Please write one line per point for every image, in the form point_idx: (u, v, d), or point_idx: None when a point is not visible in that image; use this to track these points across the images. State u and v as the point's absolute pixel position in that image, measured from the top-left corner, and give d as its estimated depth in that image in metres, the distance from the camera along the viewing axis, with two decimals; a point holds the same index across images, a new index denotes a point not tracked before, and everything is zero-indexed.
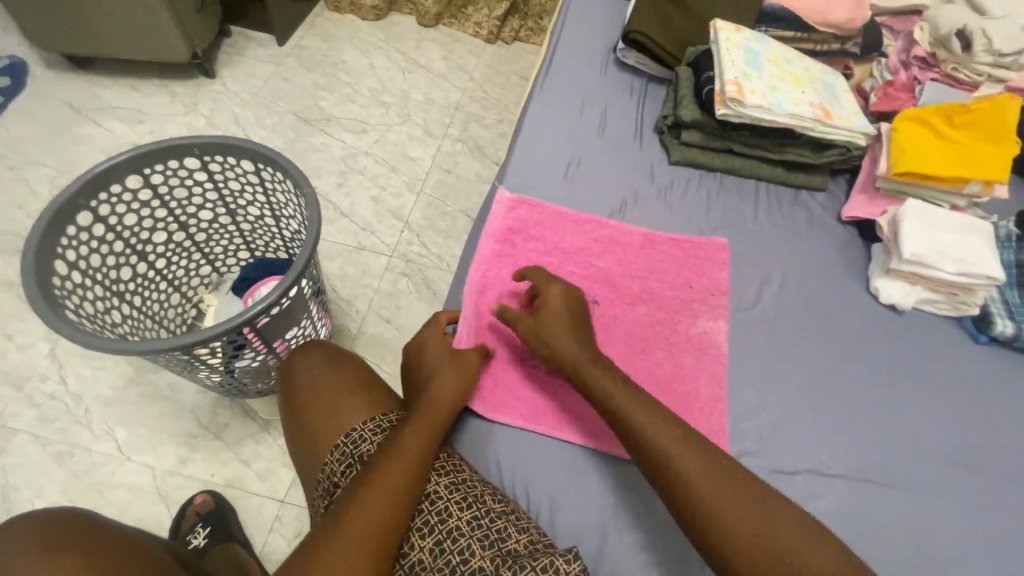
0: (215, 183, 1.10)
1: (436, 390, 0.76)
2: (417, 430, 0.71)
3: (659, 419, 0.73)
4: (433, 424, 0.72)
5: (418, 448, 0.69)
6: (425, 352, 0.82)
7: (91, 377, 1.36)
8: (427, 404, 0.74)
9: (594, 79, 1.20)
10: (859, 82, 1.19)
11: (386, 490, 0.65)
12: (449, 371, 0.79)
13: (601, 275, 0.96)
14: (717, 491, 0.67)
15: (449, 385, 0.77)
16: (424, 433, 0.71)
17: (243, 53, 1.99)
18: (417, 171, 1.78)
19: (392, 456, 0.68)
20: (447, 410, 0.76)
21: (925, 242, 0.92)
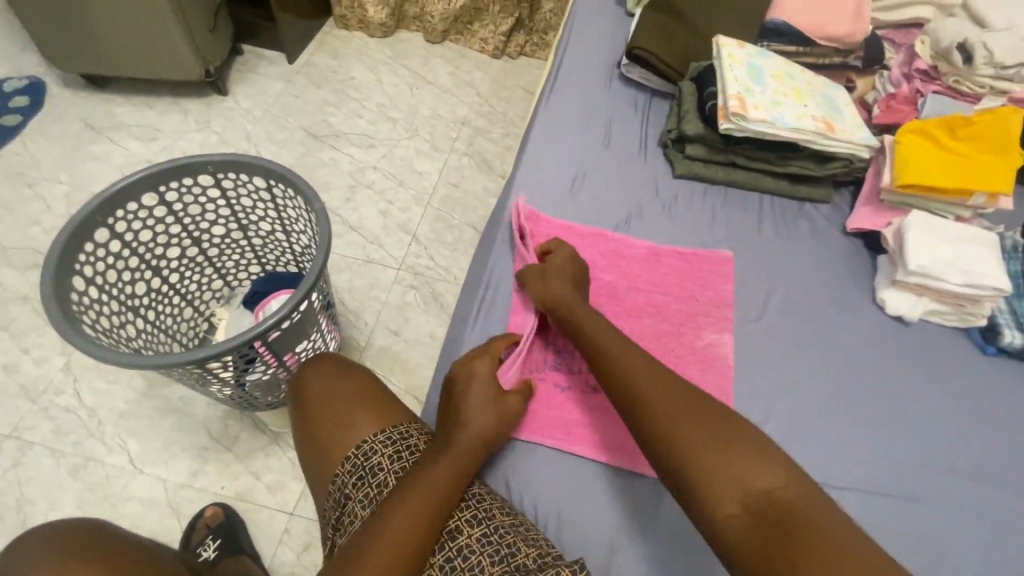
0: (227, 199, 1.13)
1: (475, 427, 0.74)
2: (451, 463, 0.69)
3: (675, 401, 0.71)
4: (472, 457, 0.71)
5: (450, 483, 0.67)
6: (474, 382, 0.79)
7: (106, 391, 1.38)
8: (465, 443, 0.72)
9: (599, 95, 1.22)
10: (862, 95, 1.22)
11: (410, 514, 0.64)
12: (494, 408, 0.77)
13: (606, 288, 0.97)
14: (717, 461, 0.65)
15: (491, 423, 0.76)
16: (456, 466, 0.69)
17: (254, 71, 2.04)
18: (424, 185, 1.80)
19: (425, 481, 0.66)
20: (481, 450, 0.73)
21: (931, 253, 0.92)
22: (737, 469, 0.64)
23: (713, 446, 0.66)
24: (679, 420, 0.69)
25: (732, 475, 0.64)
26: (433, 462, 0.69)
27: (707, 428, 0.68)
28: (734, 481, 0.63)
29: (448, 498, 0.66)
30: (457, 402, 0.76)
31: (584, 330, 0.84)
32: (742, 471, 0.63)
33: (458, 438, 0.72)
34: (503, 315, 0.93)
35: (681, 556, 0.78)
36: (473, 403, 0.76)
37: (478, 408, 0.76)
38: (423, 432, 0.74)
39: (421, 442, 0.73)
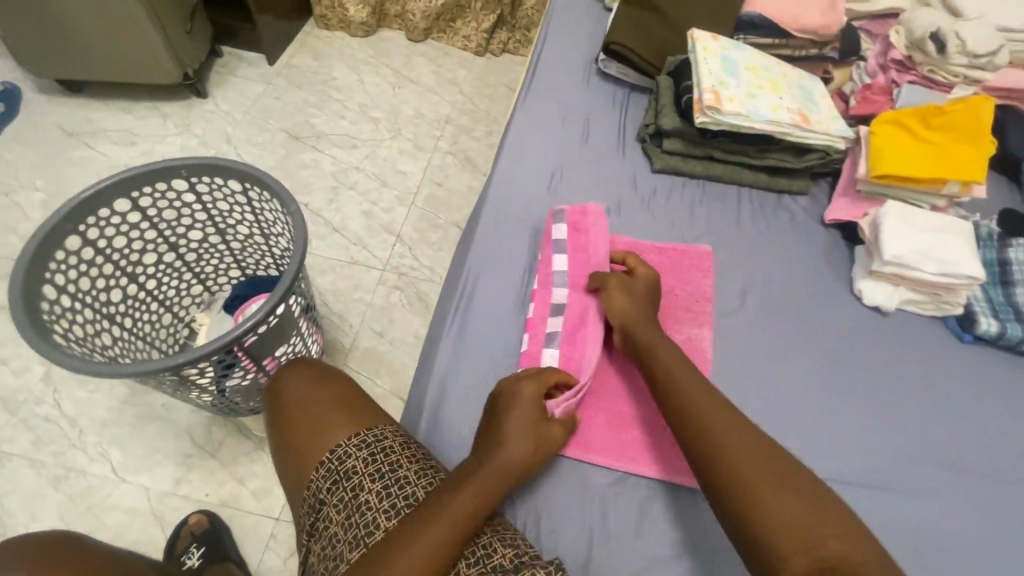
0: (203, 204, 1.12)
1: (513, 451, 0.71)
2: (482, 485, 0.67)
3: (712, 403, 0.73)
4: (498, 480, 0.68)
5: (479, 506, 0.65)
6: (515, 407, 0.75)
7: (87, 400, 1.36)
8: (499, 468, 0.69)
9: (577, 91, 1.22)
10: (840, 86, 1.23)
11: (433, 531, 0.61)
12: (530, 436, 0.73)
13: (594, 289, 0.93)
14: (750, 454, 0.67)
15: (524, 451, 0.72)
16: (486, 488, 0.67)
17: (234, 73, 2.01)
18: (408, 185, 1.79)
19: (445, 503, 0.63)
20: (513, 478, 0.70)
21: (906, 243, 0.93)
22: (781, 485, 0.64)
23: (760, 462, 0.67)
24: (727, 432, 0.70)
25: (774, 491, 0.64)
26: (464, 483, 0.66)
27: (755, 445, 0.69)
28: (773, 498, 0.63)
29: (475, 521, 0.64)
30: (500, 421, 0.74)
31: (654, 357, 0.80)
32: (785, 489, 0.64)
33: (492, 463, 0.70)
34: (482, 313, 0.92)
35: (664, 553, 0.77)
36: (516, 426, 0.73)
37: (520, 435, 0.73)
38: (398, 434, 0.71)
39: (396, 444, 0.70)
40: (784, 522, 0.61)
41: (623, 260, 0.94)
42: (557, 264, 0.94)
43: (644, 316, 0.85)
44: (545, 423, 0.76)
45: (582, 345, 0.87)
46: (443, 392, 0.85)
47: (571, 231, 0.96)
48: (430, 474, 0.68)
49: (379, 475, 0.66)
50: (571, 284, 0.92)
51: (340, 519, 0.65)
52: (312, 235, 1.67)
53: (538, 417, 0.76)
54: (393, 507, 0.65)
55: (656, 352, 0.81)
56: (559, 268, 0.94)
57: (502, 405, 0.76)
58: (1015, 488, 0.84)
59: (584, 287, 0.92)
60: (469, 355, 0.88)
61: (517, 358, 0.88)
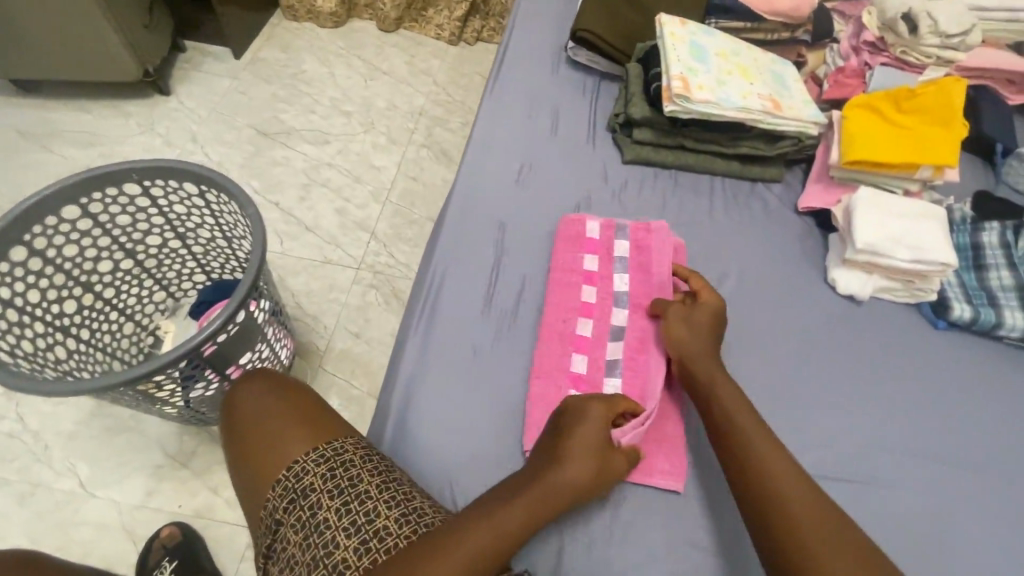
0: (160, 209, 1.07)
1: (574, 473, 0.69)
2: (528, 506, 0.66)
3: (750, 417, 0.74)
4: (544, 501, 0.67)
5: (517, 528, 0.64)
6: (583, 427, 0.72)
7: (53, 414, 1.31)
8: (555, 487, 0.68)
9: (546, 81, 1.18)
10: (813, 70, 1.20)
11: (460, 553, 0.60)
12: (589, 463, 0.70)
13: (638, 305, 0.90)
14: (774, 457, 0.70)
15: (580, 478, 0.69)
16: (530, 512, 0.65)
17: (198, 68, 1.95)
18: (382, 180, 1.74)
19: (483, 522, 0.63)
20: (569, 499, 0.69)
21: (878, 230, 0.91)
22: (791, 476, 0.68)
23: (773, 455, 0.70)
24: (747, 425, 0.73)
25: (790, 487, 0.67)
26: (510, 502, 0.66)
27: (770, 440, 0.72)
28: (783, 488, 0.67)
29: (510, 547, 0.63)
30: (566, 435, 0.72)
31: (715, 393, 0.77)
32: (793, 482, 0.68)
33: (549, 479, 0.68)
34: (450, 313, 0.89)
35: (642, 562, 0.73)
36: (582, 447, 0.70)
37: (584, 458, 0.70)
38: (359, 446, 0.70)
39: (356, 457, 0.69)
40: (808, 519, 0.64)
41: (687, 277, 0.91)
42: (618, 284, 0.92)
43: (710, 346, 0.82)
44: (608, 451, 0.72)
45: (645, 372, 0.84)
46: (409, 396, 0.82)
47: (633, 250, 0.95)
48: (391, 487, 0.67)
49: (339, 491, 0.65)
50: (632, 305, 0.90)
51: (298, 539, 0.64)
52: (284, 235, 1.62)
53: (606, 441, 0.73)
54: (352, 524, 0.63)
55: (717, 385, 0.78)
56: (620, 288, 0.92)
57: (567, 420, 0.73)
58: (991, 474, 0.83)
59: (645, 311, 0.89)
60: (436, 356, 0.85)
61: (487, 359, 0.86)
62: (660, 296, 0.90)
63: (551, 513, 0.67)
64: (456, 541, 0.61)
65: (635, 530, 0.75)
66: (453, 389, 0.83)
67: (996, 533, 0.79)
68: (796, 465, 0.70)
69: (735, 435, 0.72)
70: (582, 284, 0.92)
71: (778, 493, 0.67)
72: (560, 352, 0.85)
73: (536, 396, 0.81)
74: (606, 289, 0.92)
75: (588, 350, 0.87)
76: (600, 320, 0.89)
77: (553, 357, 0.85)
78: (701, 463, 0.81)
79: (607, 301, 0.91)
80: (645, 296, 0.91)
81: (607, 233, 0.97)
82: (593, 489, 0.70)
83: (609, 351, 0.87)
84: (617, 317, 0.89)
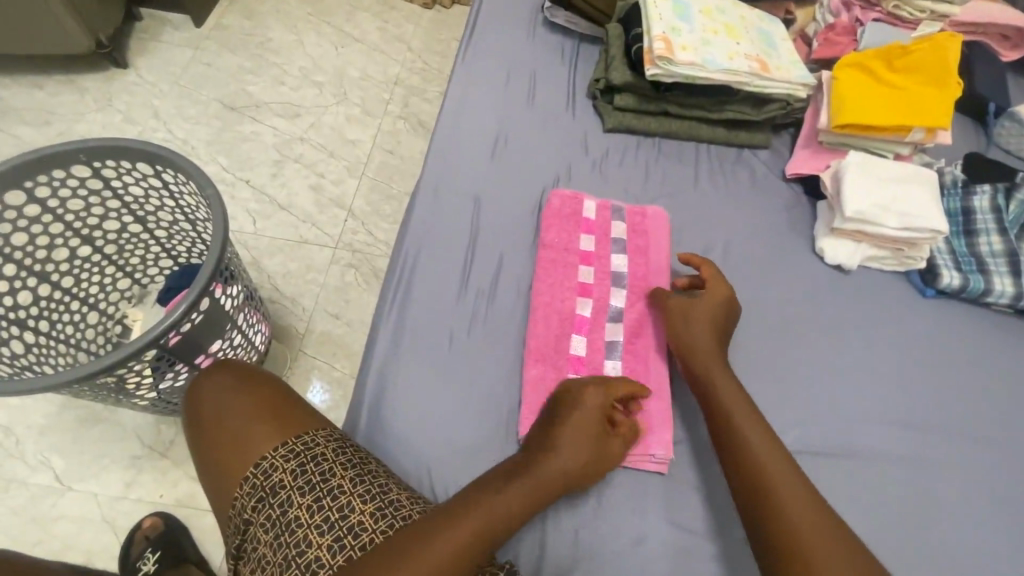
0: (114, 190, 1.01)
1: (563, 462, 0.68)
2: (512, 500, 0.65)
3: (747, 410, 0.74)
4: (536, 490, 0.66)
5: (506, 515, 0.64)
6: (580, 415, 0.72)
7: (22, 407, 1.24)
8: (542, 475, 0.67)
9: (523, 45, 1.12)
10: (803, 27, 1.14)
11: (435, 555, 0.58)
12: (583, 451, 0.69)
13: (636, 288, 0.88)
14: (769, 452, 0.70)
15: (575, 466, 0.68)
16: (514, 504, 0.65)
17: (157, 39, 1.83)
18: (358, 155, 1.66)
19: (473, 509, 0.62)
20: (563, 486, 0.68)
21: (868, 196, 0.88)
22: (785, 469, 0.68)
23: (768, 448, 0.70)
24: (744, 417, 0.73)
25: (784, 482, 0.67)
26: (495, 495, 0.64)
27: (767, 432, 0.72)
28: (780, 482, 0.67)
29: (489, 544, 0.62)
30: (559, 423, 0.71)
31: (712, 387, 0.76)
32: (786, 475, 0.68)
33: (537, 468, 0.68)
34: (424, 295, 0.86)
35: (631, 542, 0.72)
36: (571, 435, 0.70)
37: (573, 447, 0.69)
38: (331, 438, 0.68)
39: (328, 451, 0.66)
40: (803, 516, 0.65)
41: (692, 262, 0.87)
42: (615, 263, 0.90)
43: (717, 337, 0.81)
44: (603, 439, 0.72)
45: (645, 358, 0.82)
46: (382, 383, 0.79)
47: (630, 232, 0.92)
48: (367, 481, 0.64)
49: (310, 487, 0.63)
50: (631, 286, 0.88)
51: (268, 539, 0.61)
52: (257, 215, 1.54)
53: (600, 427, 0.71)
54: (325, 522, 0.61)
55: (712, 378, 0.76)
56: (618, 269, 0.89)
57: (564, 407, 0.73)
58: (978, 443, 0.83)
59: (642, 293, 0.87)
60: (411, 338, 0.82)
61: (466, 342, 0.83)
62: (657, 280, 0.89)
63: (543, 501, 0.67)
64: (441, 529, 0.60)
65: (621, 510, 0.74)
66: (431, 375, 0.80)
67: (984, 501, 0.79)
68: (789, 458, 0.71)
69: (732, 427, 0.72)
70: (578, 265, 0.89)
71: (772, 485, 0.67)
72: (559, 334, 0.83)
73: (537, 381, 0.79)
74: (603, 269, 0.89)
75: (586, 331, 0.84)
76: (598, 301, 0.87)
77: (551, 339, 0.82)
78: (685, 440, 0.80)
79: (606, 281, 0.88)
80: (643, 282, 0.88)
81: (603, 213, 0.93)
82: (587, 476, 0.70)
83: (607, 332, 0.85)
84: (613, 298, 0.87)
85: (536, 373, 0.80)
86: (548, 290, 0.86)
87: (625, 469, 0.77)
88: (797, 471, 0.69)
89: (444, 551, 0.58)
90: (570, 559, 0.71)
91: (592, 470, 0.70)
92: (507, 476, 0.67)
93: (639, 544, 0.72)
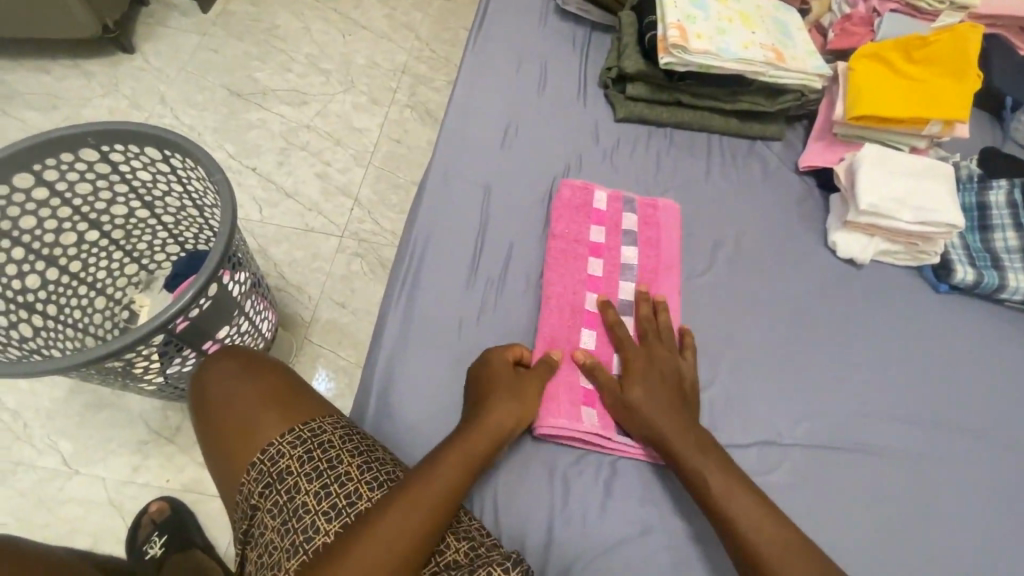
0: (122, 175, 1.01)
1: (478, 429, 0.68)
2: (442, 484, 0.62)
3: (679, 422, 0.72)
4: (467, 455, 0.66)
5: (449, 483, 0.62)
6: (490, 377, 0.74)
7: (29, 391, 1.25)
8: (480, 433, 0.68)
9: (534, 32, 1.11)
10: (818, 17, 1.12)
11: (378, 553, 0.56)
12: (505, 400, 0.71)
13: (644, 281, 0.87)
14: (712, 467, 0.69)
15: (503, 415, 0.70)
16: (446, 484, 0.62)
17: (163, 24, 1.82)
18: (365, 143, 1.66)
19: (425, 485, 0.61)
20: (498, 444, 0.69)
21: (884, 190, 0.87)
22: (729, 482, 0.67)
23: (706, 461, 0.69)
24: (677, 434, 0.71)
25: (733, 496, 0.66)
26: (423, 482, 0.61)
27: (705, 441, 0.71)
28: (730, 498, 0.66)
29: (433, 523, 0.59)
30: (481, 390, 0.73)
31: (641, 410, 0.73)
32: (733, 487, 0.67)
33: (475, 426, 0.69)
34: (432, 285, 0.85)
35: (640, 534, 0.72)
36: (495, 395, 0.72)
37: (498, 403, 0.71)
38: (338, 425, 0.68)
39: (335, 438, 0.66)
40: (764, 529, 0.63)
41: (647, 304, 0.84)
42: (625, 255, 0.89)
43: (665, 385, 0.75)
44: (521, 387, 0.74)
45: None
46: (390, 370, 0.79)
47: (640, 224, 0.91)
48: (373, 468, 0.65)
49: (317, 473, 0.63)
50: (640, 278, 0.87)
51: (276, 525, 0.61)
52: (263, 202, 1.54)
53: (515, 380, 0.74)
54: (333, 508, 0.61)
55: (648, 411, 0.73)
56: (629, 261, 0.89)
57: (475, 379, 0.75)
58: (987, 441, 0.82)
59: (651, 285, 0.87)
60: (419, 326, 0.82)
61: (474, 331, 0.83)
62: (666, 272, 0.88)
63: (479, 465, 0.66)
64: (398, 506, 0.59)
65: (629, 501, 0.74)
66: (438, 364, 0.80)
67: (992, 498, 0.78)
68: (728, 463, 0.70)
69: (670, 447, 0.71)
70: (588, 256, 0.88)
71: (725, 504, 0.66)
72: (570, 327, 0.82)
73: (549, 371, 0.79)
74: (613, 260, 0.88)
75: (597, 323, 0.83)
76: (608, 293, 0.86)
77: (562, 332, 0.82)
78: None
79: (615, 273, 0.88)
80: (655, 276, 0.88)
81: (613, 204, 0.93)
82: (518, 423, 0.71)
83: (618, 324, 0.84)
84: (624, 291, 0.86)
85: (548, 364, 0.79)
86: (559, 281, 0.85)
87: (633, 460, 0.77)
88: (741, 477, 0.69)
89: (391, 535, 0.57)
90: (577, 549, 0.70)
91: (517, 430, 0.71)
92: (427, 462, 0.64)
93: (647, 535, 0.72)
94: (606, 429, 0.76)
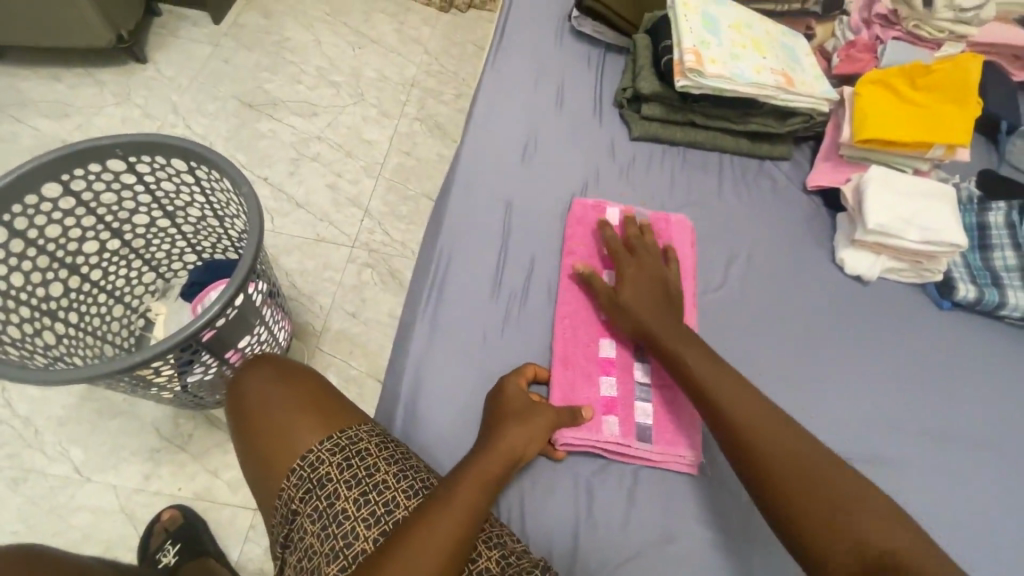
0: (146, 185, 1.02)
1: (494, 451, 0.69)
2: (468, 502, 0.62)
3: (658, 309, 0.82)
4: (484, 479, 0.66)
5: (476, 499, 0.63)
6: (505, 397, 0.76)
7: (41, 397, 1.25)
8: (500, 449, 0.69)
9: (551, 51, 1.15)
10: (822, 42, 1.18)
11: None
12: (519, 419, 0.73)
13: None
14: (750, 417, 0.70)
15: (518, 435, 0.71)
16: (468, 507, 0.62)
17: (176, 34, 1.84)
18: (374, 155, 1.68)
19: (450, 502, 0.61)
20: (516, 463, 0.70)
21: (889, 210, 0.91)
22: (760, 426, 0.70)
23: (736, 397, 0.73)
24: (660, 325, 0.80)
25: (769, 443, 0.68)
26: (447, 498, 0.62)
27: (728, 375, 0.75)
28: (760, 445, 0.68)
29: (464, 536, 0.60)
30: (499, 409, 0.75)
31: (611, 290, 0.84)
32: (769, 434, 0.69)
33: (497, 442, 0.70)
34: (457, 297, 0.88)
35: (664, 542, 0.74)
36: (509, 415, 0.73)
37: (514, 421, 0.72)
38: (372, 433, 0.69)
39: (371, 445, 0.68)
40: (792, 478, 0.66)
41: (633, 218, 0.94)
42: None
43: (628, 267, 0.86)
44: (538, 409, 0.76)
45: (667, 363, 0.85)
46: (417, 382, 0.81)
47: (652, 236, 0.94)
48: (409, 476, 0.66)
49: (355, 481, 0.65)
50: None
51: (316, 530, 0.63)
52: (274, 212, 1.56)
53: (528, 401, 0.76)
54: (371, 515, 0.63)
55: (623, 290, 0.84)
56: None
57: (492, 400, 0.76)
58: (990, 453, 0.85)
59: None
60: (444, 337, 0.85)
61: (497, 346, 0.85)
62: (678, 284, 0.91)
63: (496, 483, 0.67)
64: (429, 522, 0.59)
65: (650, 509, 0.76)
66: (463, 374, 0.82)
67: (994, 508, 0.81)
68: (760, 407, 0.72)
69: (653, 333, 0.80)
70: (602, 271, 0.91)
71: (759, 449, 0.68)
72: (587, 341, 0.85)
73: (566, 384, 0.82)
74: None
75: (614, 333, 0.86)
76: None
77: (580, 348, 0.84)
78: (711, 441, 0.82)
79: None
80: None
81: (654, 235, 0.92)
82: (531, 442, 0.72)
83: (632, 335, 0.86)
84: None
85: (565, 377, 0.82)
86: (573, 299, 0.88)
87: (653, 468, 0.79)
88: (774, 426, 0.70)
89: (426, 552, 0.57)
90: (603, 556, 0.72)
91: (531, 450, 0.72)
92: (448, 480, 0.64)
93: (669, 541, 0.74)
94: (625, 437, 0.79)
